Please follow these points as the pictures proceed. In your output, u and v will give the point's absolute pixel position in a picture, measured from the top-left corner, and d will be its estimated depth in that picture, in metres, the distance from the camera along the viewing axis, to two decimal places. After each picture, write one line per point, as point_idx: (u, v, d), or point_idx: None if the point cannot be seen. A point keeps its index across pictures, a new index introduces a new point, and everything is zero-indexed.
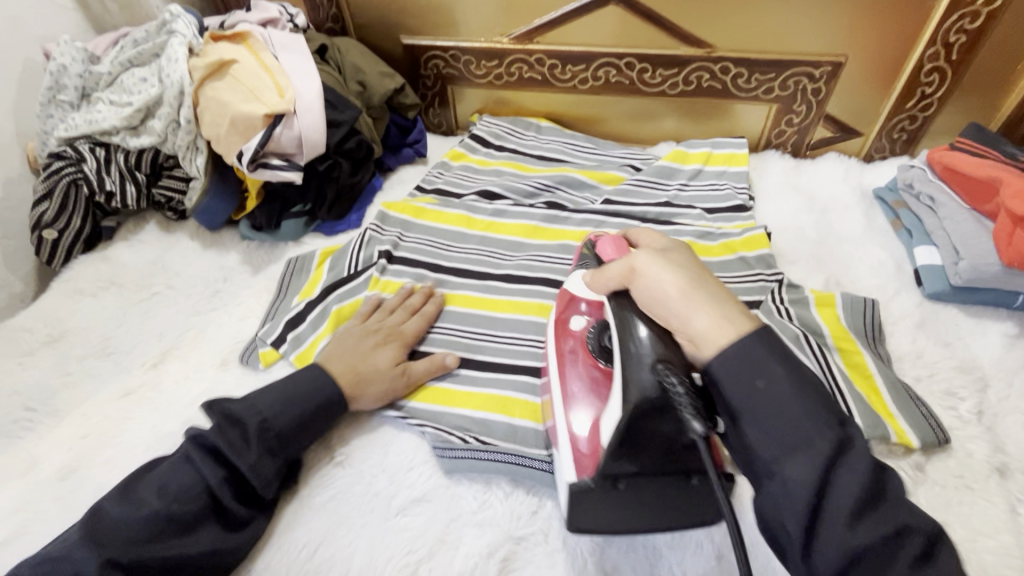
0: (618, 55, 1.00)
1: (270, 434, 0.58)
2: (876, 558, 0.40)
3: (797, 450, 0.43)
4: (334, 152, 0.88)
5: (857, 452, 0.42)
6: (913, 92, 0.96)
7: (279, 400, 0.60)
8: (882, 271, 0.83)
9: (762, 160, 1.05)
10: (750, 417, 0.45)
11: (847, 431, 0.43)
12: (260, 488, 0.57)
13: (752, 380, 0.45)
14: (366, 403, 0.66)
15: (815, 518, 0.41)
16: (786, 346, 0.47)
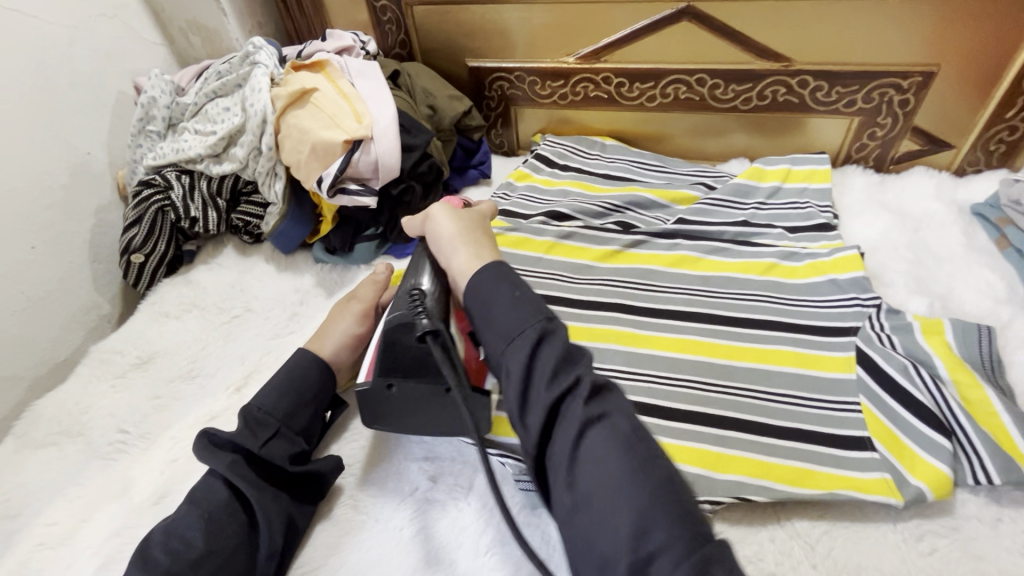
0: (689, 72, 0.98)
1: (254, 413, 0.61)
2: (564, 410, 0.50)
3: (514, 339, 0.53)
4: (408, 176, 0.88)
5: (557, 337, 0.54)
6: (1014, 101, 0.89)
7: (267, 389, 0.63)
8: (990, 294, 0.77)
9: (844, 176, 1.00)
10: (482, 321, 0.56)
11: (554, 326, 0.54)
12: (259, 450, 0.59)
13: (495, 292, 0.56)
14: (332, 342, 0.70)
15: (529, 387, 0.51)
16: (511, 272, 0.59)
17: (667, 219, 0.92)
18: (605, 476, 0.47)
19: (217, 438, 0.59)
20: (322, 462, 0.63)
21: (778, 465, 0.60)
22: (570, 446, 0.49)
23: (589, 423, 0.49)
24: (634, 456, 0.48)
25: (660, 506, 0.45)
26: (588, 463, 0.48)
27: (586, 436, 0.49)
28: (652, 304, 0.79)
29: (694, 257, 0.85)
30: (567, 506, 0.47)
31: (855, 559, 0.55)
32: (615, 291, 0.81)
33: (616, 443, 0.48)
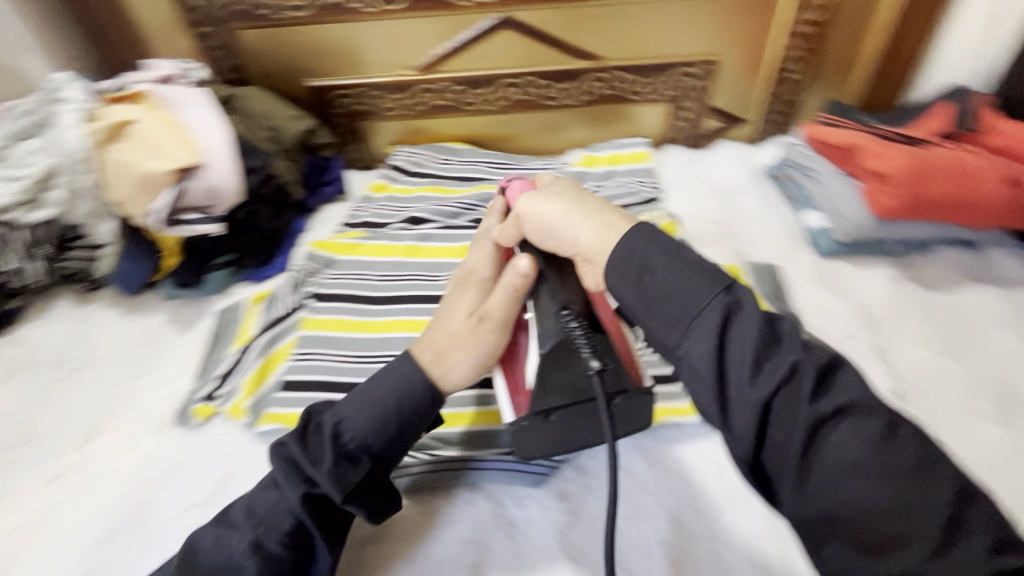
0: (519, 75, 1.07)
1: (347, 449, 0.53)
2: (782, 404, 0.40)
3: (684, 323, 0.44)
4: (254, 198, 0.88)
5: (747, 306, 0.44)
6: (782, 79, 1.08)
7: (359, 410, 0.54)
8: (779, 239, 0.92)
9: (664, 155, 1.14)
10: (642, 310, 0.47)
11: (735, 294, 0.45)
12: (336, 494, 0.52)
13: (642, 275, 0.47)
14: (456, 371, 0.57)
15: (721, 383, 0.43)
16: (673, 241, 0.48)
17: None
18: (852, 484, 0.37)
19: (284, 456, 0.53)
20: (374, 500, 0.55)
21: None
22: (798, 452, 0.39)
23: (824, 419, 0.40)
24: (881, 454, 0.38)
25: (915, 514, 0.36)
26: (835, 465, 0.38)
27: (835, 432, 0.39)
28: None
29: None
30: (805, 521, 0.39)
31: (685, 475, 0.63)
32: None
33: (874, 439, 0.38)
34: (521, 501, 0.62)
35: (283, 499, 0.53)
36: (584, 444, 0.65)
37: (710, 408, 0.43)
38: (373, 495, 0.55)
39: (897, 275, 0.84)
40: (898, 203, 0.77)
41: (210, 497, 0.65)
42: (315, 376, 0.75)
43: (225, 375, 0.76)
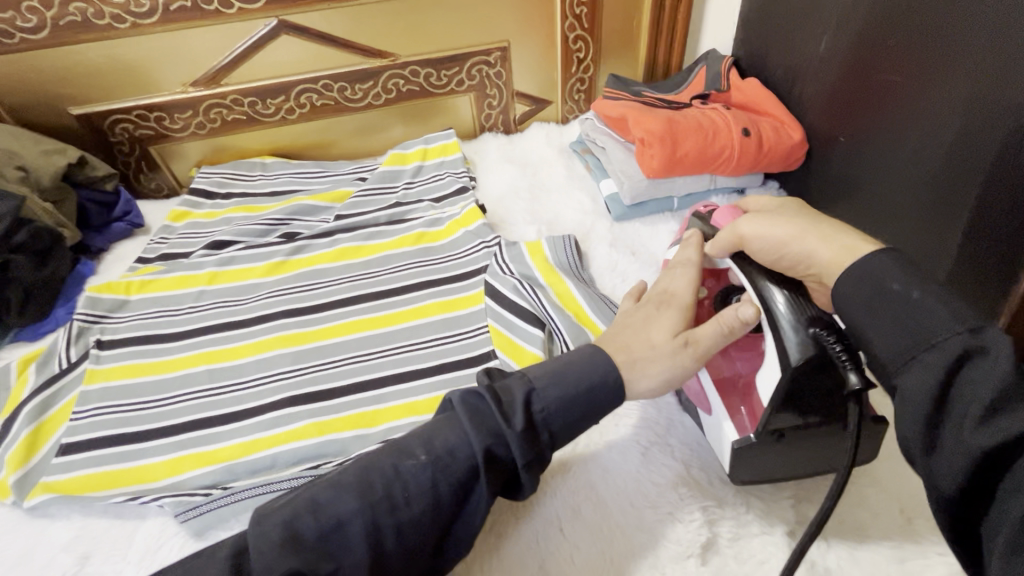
0: (313, 80, 1.03)
1: (538, 410, 0.49)
2: (1006, 462, 0.34)
3: (911, 357, 0.39)
4: (5, 251, 0.77)
5: (996, 351, 0.36)
6: (572, 59, 1.14)
7: (547, 385, 0.50)
8: (582, 210, 0.97)
9: (480, 144, 1.16)
10: (857, 329, 0.43)
11: (983, 340, 0.37)
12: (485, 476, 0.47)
13: (877, 304, 0.42)
14: (647, 384, 0.52)
15: (936, 422, 0.37)
16: (909, 272, 0.41)
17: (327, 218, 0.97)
18: None
19: (482, 408, 0.49)
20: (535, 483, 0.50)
21: (423, 400, 0.68)
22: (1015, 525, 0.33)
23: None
24: None
25: None
26: None
27: None
28: (315, 301, 0.83)
29: (349, 246, 0.91)
30: None
31: None
32: (278, 300, 0.83)
33: None
34: None
35: (465, 444, 0.47)
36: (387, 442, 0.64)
37: (913, 438, 0.38)
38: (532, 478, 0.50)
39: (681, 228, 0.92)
40: (660, 163, 0.84)
41: None
42: (93, 434, 0.68)
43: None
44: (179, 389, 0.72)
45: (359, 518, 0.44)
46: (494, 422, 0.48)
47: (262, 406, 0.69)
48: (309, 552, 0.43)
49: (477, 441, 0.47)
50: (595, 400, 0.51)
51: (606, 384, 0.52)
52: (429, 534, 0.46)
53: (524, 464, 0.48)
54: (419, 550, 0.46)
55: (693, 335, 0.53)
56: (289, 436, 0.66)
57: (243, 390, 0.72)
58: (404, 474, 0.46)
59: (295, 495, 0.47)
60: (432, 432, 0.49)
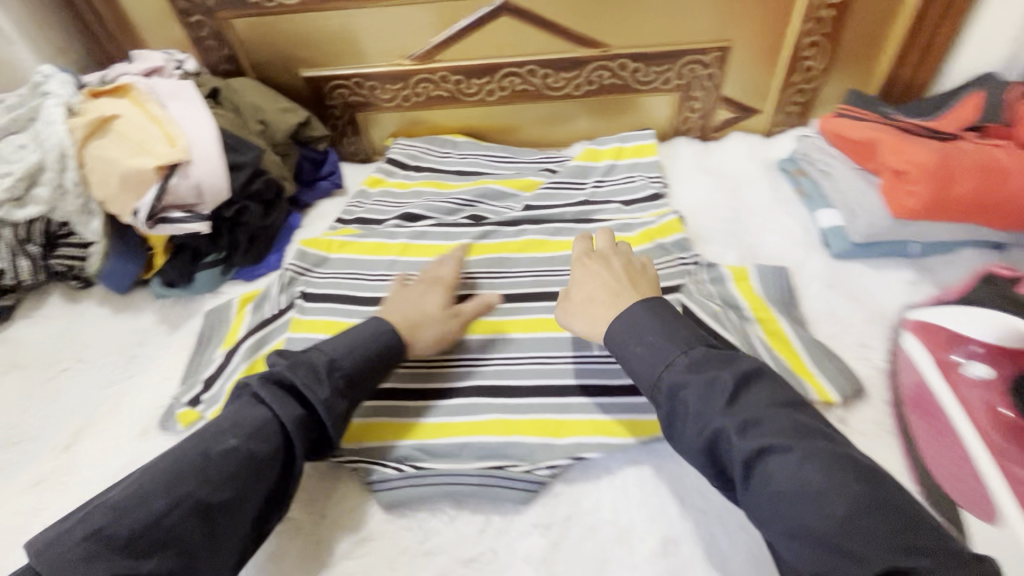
0: (520, 64, 1.02)
1: (341, 374, 0.59)
2: (722, 451, 0.48)
3: (656, 389, 0.53)
4: (241, 196, 0.85)
5: (691, 376, 0.51)
6: (798, 67, 1.01)
7: (342, 349, 0.61)
8: (792, 238, 0.86)
9: (672, 148, 1.09)
10: (625, 364, 0.57)
11: (689, 358, 0.53)
12: (333, 426, 0.57)
13: (630, 342, 0.57)
14: (423, 343, 0.68)
15: (676, 434, 0.51)
16: (645, 309, 0.58)
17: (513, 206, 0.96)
18: (791, 498, 0.42)
19: (292, 380, 0.57)
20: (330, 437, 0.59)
21: (614, 421, 0.63)
22: (749, 484, 0.45)
23: (758, 453, 0.45)
24: (806, 480, 0.43)
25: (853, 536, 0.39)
26: (772, 484, 0.44)
27: (766, 464, 0.45)
28: (501, 290, 0.81)
29: (538, 237, 0.88)
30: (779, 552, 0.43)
31: (682, 493, 0.58)
32: (465, 283, 0.83)
33: (796, 466, 0.44)
34: (508, 519, 0.58)
35: (284, 411, 0.55)
36: (574, 458, 0.60)
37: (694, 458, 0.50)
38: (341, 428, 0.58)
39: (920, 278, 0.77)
40: (918, 204, 0.72)
41: None
42: None
43: (210, 379, 0.74)
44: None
45: (186, 501, 0.48)
46: (300, 391, 0.57)
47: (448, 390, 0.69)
48: (133, 553, 0.45)
49: (285, 409, 0.55)
50: (370, 377, 0.62)
51: (388, 359, 0.64)
52: (264, 486, 0.52)
53: (342, 409, 0.58)
54: (242, 518, 0.51)
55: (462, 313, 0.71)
56: (478, 428, 0.64)
57: None
58: (213, 456, 0.51)
59: (124, 493, 0.49)
60: (224, 425, 0.54)
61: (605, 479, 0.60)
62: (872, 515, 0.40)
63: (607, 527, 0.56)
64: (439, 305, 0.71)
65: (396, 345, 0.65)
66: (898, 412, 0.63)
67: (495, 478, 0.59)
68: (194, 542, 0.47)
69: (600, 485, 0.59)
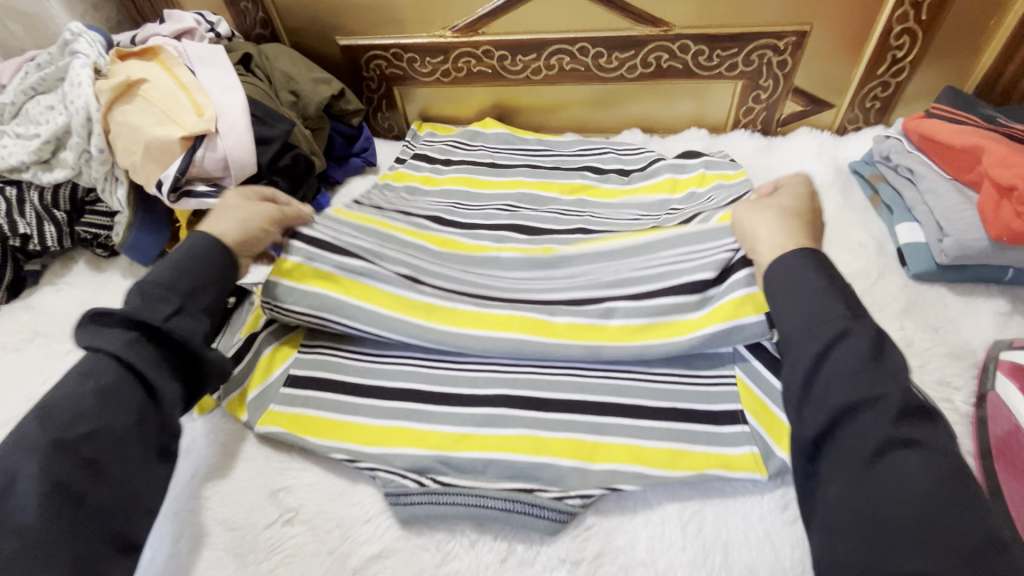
0: (571, 41, 0.94)
1: (160, 285, 0.55)
2: (854, 426, 0.43)
3: (809, 327, 0.48)
4: (268, 171, 0.80)
5: (859, 335, 0.46)
6: (884, 57, 0.90)
7: (166, 267, 0.57)
8: (864, 253, 0.77)
9: (731, 141, 0.99)
10: (778, 301, 0.51)
11: (859, 322, 0.47)
12: (166, 327, 0.53)
13: (802, 276, 0.51)
14: (241, 236, 0.63)
15: (810, 378, 0.46)
16: (826, 269, 0.51)
17: (554, 203, 0.89)
18: (911, 497, 0.40)
19: (108, 316, 0.53)
20: (195, 325, 0.56)
21: (653, 448, 0.58)
22: (859, 468, 0.42)
23: (894, 443, 0.42)
24: (938, 482, 0.40)
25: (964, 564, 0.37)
26: (891, 481, 0.41)
27: (896, 459, 0.41)
28: None
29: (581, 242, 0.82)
30: (840, 535, 0.42)
31: (724, 535, 0.53)
32: None
33: (935, 475, 0.40)
34: (533, 549, 0.53)
35: (108, 340, 0.52)
36: (609, 489, 0.56)
37: (806, 413, 0.46)
38: (166, 339, 0.54)
39: (1012, 310, 0.68)
40: None
41: (197, 502, 0.58)
42: (314, 375, 0.67)
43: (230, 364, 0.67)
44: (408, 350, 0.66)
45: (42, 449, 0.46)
46: (118, 318, 0.53)
47: (475, 397, 0.64)
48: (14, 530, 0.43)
49: (109, 340, 0.52)
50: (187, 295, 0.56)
51: (210, 275, 0.58)
52: (126, 411, 0.50)
53: (170, 313, 0.54)
54: (123, 442, 0.49)
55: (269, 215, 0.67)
56: (506, 442, 0.60)
57: (455, 370, 0.66)
58: (58, 401, 0.49)
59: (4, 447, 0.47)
60: (72, 375, 0.52)
61: (642, 513, 0.55)
62: (960, 521, 0.39)
63: (642, 570, 0.51)
64: (255, 201, 0.67)
65: (224, 251, 0.60)
66: (983, 466, 0.55)
67: (521, 503, 0.54)
68: (73, 480, 0.46)
69: (636, 520, 0.55)
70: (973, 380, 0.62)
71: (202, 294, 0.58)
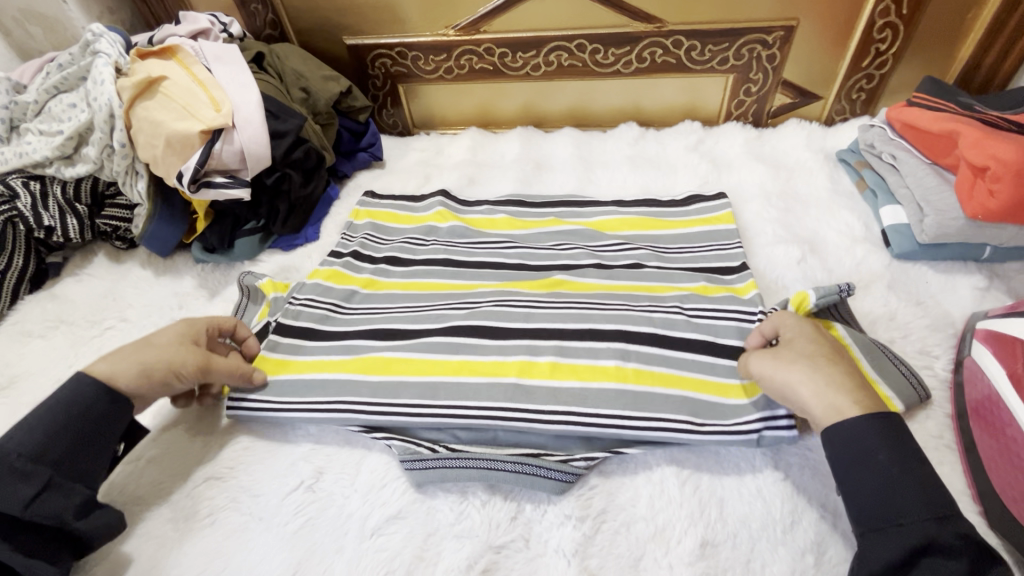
0: (569, 38, 0.98)
1: (12, 459, 0.49)
2: None
3: (884, 523, 0.44)
4: (282, 164, 0.84)
5: (953, 553, 0.40)
6: (868, 50, 0.94)
7: (28, 425, 0.51)
8: (850, 235, 0.81)
9: (723, 133, 1.03)
10: (845, 487, 0.47)
11: (952, 531, 0.42)
12: (21, 511, 0.47)
13: (870, 452, 0.46)
14: (148, 385, 0.58)
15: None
16: (894, 446, 0.46)
17: (543, 240, 0.84)
18: None
19: None
20: (59, 503, 0.50)
21: None
22: None
23: None
24: None
25: None
26: None
27: None
28: (539, 268, 0.79)
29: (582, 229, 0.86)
30: None
31: (719, 492, 0.57)
32: (500, 261, 0.80)
33: None
34: (540, 508, 0.57)
35: None
36: (612, 452, 0.59)
37: None
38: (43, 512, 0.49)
39: (989, 285, 0.72)
40: (1001, 205, 0.66)
41: (223, 471, 0.62)
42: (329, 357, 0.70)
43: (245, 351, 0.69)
44: (394, 397, 0.64)
45: None
46: None
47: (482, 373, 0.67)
48: None
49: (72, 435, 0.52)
50: (97, 424, 0.54)
51: (98, 436, 0.54)
52: None
53: (33, 495, 0.48)
54: None
55: (210, 364, 0.60)
56: None
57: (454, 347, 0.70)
58: None
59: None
60: None
61: (641, 475, 0.59)
62: None
63: (643, 525, 0.55)
64: (189, 346, 0.60)
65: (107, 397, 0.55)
66: (960, 426, 0.59)
67: (529, 465, 0.58)
68: None
69: (636, 481, 0.58)
70: (952, 348, 0.66)
71: (82, 460, 0.53)
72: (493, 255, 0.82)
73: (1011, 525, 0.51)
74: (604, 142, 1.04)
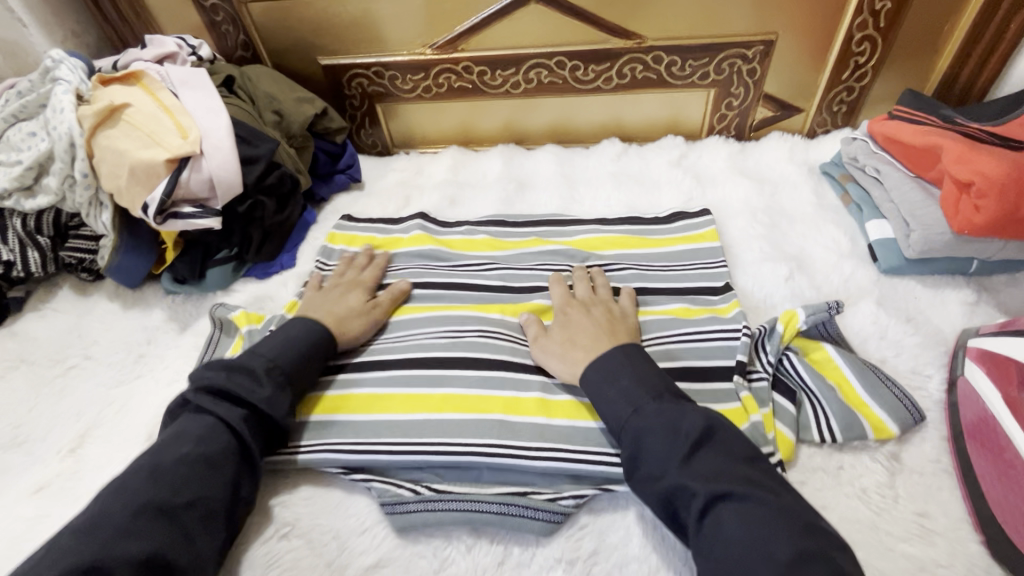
0: (548, 55, 0.97)
1: (279, 371, 0.59)
2: (685, 505, 0.47)
3: (625, 415, 0.53)
4: (254, 190, 0.81)
5: (678, 424, 0.50)
6: (847, 63, 0.94)
7: (274, 340, 0.63)
8: (837, 251, 0.80)
9: (706, 147, 1.02)
10: (594, 398, 0.56)
11: (672, 413, 0.51)
12: (283, 418, 0.58)
13: (605, 381, 0.56)
14: (351, 329, 0.69)
15: (636, 460, 0.51)
16: (620, 352, 0.58)
17: (527, 262, 0.82)
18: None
19: (236, 390, 0.56)
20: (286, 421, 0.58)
21: None
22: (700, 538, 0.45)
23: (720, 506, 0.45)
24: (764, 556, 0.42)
25: None
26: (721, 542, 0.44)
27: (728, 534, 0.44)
28: (522, 292, 0.77)
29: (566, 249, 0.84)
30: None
31: None
32: (483, 285, 0.78)
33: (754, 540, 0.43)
34: (529, 551, 0.54)
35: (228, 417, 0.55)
36: (602, 489, 0.57)
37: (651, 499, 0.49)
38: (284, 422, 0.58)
39: (978, 300, 0.71)
40: (986, 220, 0.65)
41: None
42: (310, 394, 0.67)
43: None
44: (375, 437, 0.61)
45: (146, 509, 0.47)
46: (233, 394, 0.57)
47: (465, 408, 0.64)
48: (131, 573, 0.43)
49: (227, 412, 0.56)
50: (319, 358, 0.64)
51: (307, 375, 0.62)
52: (223, 480, 0.52)
53: (289, 409, 0.59)
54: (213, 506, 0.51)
55: (379, 302, 0.73)
56: None
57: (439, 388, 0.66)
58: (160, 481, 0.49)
59: (91, 518, 0.47)
60: (181, 433, 0.54)
61: (633, 511, 0.56)
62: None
63: (636, 566, 0.53)
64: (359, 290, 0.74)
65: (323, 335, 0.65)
66: (957, 449, 0.58)
67: (516, 506, 0.55)
68: (167, 542, 0.46)
69: (628, 518, 0.56)
70: (945, 367, 0.65)
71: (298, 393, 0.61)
72: (477, 275, 0.80)
73: (1013, 556, 0.49)
74: (587, 158, 1.03)
